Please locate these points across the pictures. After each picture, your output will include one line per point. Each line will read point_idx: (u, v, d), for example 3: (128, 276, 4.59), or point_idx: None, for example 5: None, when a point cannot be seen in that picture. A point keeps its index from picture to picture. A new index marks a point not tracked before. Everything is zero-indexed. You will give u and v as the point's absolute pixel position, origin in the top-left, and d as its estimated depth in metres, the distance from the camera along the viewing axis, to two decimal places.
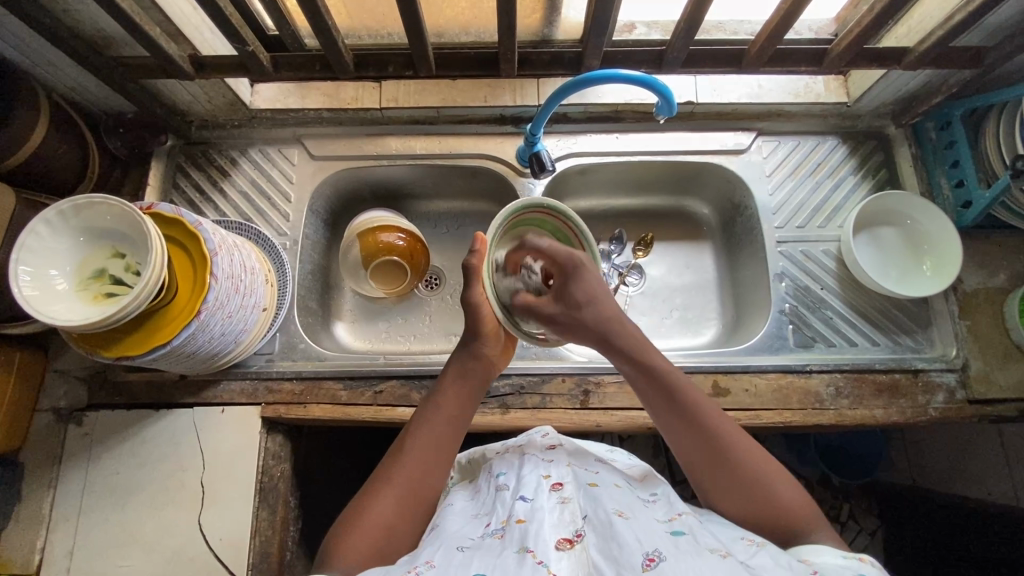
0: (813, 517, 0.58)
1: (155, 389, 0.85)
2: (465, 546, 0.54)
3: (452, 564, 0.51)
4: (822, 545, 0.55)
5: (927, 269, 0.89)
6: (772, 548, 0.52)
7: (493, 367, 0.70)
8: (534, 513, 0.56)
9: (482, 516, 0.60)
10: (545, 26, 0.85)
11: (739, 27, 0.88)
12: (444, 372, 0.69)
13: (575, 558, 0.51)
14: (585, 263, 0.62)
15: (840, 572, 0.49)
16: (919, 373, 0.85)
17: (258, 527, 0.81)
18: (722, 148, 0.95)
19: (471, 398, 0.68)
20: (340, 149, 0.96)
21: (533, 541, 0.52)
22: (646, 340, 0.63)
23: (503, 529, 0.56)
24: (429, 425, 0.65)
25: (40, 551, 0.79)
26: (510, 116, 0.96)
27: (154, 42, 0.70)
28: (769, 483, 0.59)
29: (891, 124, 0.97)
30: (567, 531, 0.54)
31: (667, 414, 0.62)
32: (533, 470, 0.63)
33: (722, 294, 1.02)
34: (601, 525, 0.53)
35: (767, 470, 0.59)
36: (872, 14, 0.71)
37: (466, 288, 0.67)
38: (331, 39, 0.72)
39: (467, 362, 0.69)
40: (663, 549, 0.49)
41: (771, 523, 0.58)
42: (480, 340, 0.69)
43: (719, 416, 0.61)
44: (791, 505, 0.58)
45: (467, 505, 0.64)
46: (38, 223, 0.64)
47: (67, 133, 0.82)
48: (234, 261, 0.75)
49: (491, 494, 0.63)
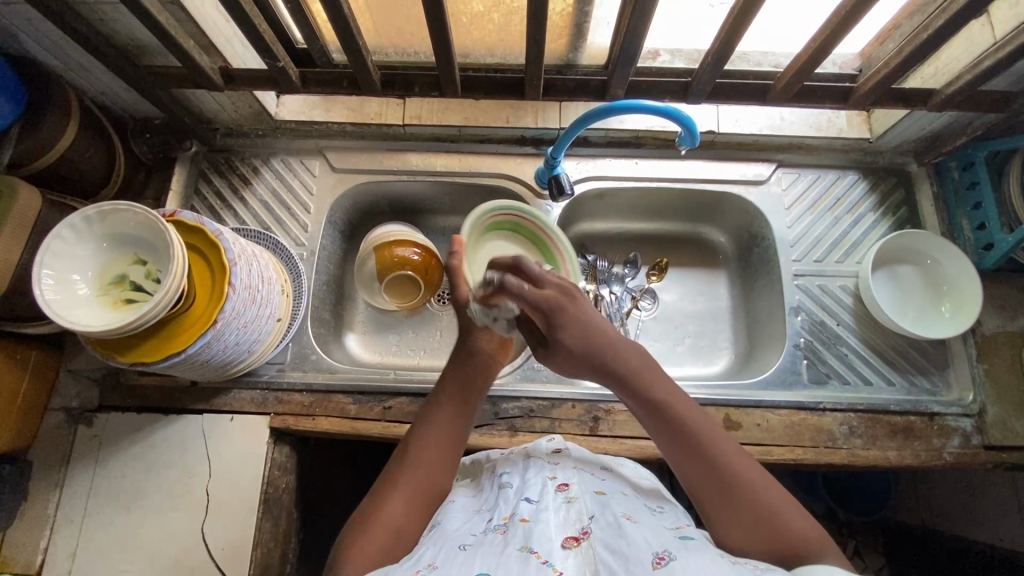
0: (823, 543, 0.53)
1: (167, 394, 0.85)
2: (468, 544, 0.52)
3: (454, 563, 0.48)
4: (831, 566, 0.50)
5: (944, 309, 0.88)
6: (775, 572, 0.48)
7: (493, 366, 0.73)
8: (538, 513, 0.54)
9: (483, 512, 0.59)
10: (571, 51, 0.85)
11: (764, 58, 0.89)
12: (443, 377, 0.70)
13: (582, 555, 0.49)
14: (563, 305, 0.65)
15: None
16: (934, 417, 0.84)
17: (260, 539, 0.80)
18: (742, 178, 0.95)
19: (476, 393, 0.69)
20: (362, 162, 0.97)
21: (537, 540, 0.50)
22: (644, 361, 0.64)
23: (505, 525, 0.54)
24: (434, 424, 0.65)
25: (43, 551, 0.80)
26: (530, 137, 0.97)
27: (187, 54, 0.71)
28: (776, 509, 0.55)
29: (913, 162, 0.96)
30: (574, 529, 0.52)
31: (666, 441, 0.60)
32: (538, 473, 0.62)
33: (735, 324, 1.01)
34: (609, 526, 0.52)
35: (772, 495, 0.56)
36: (902, 56, 0.71)
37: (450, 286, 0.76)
38: (360, 58, 0.73)
39: (466, 361, 0.71)
40: (673, 549, 0.49)
41: (782, 548, 0.53)
42: (477, 340, 0.73)
43: (724, 441, 0.59)
44: (800, 530, 0.54)
45: (468, 502, 0.62)
46: (63, 227, 0.65)
47: (95, 136, 0.83)
48: (252, 271, 0.75)
49: (495, 493, 0.61)
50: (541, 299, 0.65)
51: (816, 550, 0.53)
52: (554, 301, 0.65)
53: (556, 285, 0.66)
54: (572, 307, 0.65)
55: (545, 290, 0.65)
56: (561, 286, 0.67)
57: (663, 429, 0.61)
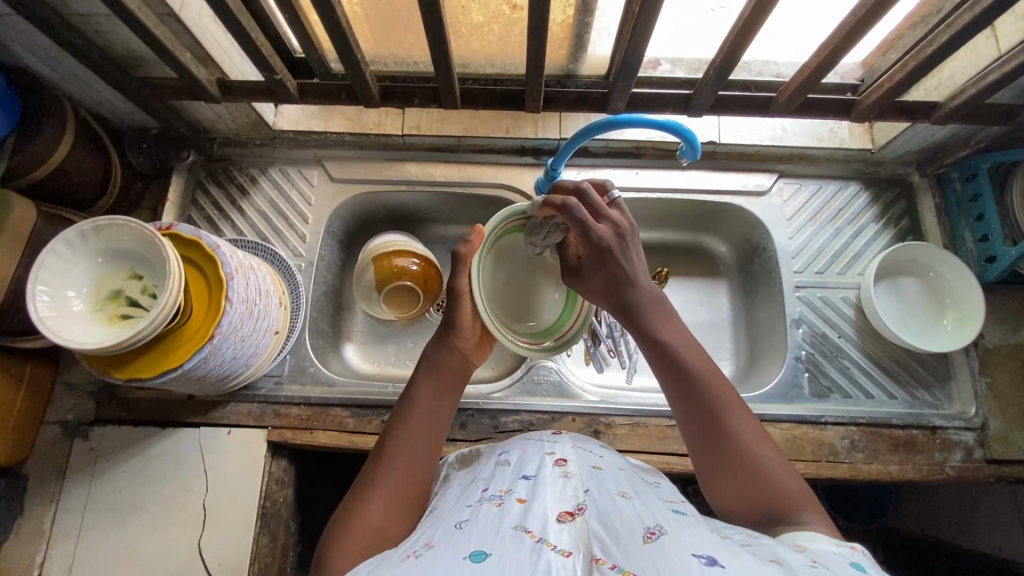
0: (809, 504, 0.53)
1: (164, 407, 0.85)
2: (464, 522, 0.50)
3: (449, 540, 0.47)
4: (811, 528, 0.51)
5: (947, 322, 0.88)
6: (766, 540, 0.48)
7: (467, 359, 0.69)
8: (535, 490, 0.52)
9: (479, 486, 0.58)
10: (571, 61, 0.85)
11: (766, 68, 0.88)
12: (416, 372, 0.67)
13: (576, 530, 0.47)
14: (612, 248, 0.61)
15: (833, 560, 0.45)
16: (936, 430, 0.83)
17: (258, 553, 0.80)
18: (743, 188, 0.95)
19: (450, 388, 0.66)
20: (361, 172, 0.96)
21: (532, 518, 0.48)
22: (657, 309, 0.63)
23: (501, 499, 0.53)
24: (408, 421, 0.63)
25: (39, 566, 0.79)
26: (530, 147, 0.96)
27: (184, 66, 0.70)
28: (763, 463, 0.55)
29: (915, 173, 0.95)
30: (569, 505, 0.50)
31: (673, 386, 0.60)
32: (537, 449, 0.61)
33: (736, 334, 1.01)
34: (604, 502, 0.50)
35: (764, 453, 0.56)
36: (906, 70, 0.71)
37: (451, 277, 0.66)
38: (359, 70, 0.72)
39: (437, 355, 0.68)
40: (666, 524, 0.47)
41: (765, 501, 0.54)
42: (447, 333, 0.67)
43: (727, 397, 0.59)
44: (785, 487, 0.54)
45: (463, 479, 0.61)
46: (58, 242, 0.64)
47: (90, 147, 0.82)
48: (249, 284, 0.75)
49: (491, 469, 0.60)
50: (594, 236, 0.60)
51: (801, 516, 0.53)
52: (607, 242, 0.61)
53: (609, 227, 0.62)
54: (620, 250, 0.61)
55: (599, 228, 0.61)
56: (614, 231, 0.62)
57: (667, 375, 0.61)
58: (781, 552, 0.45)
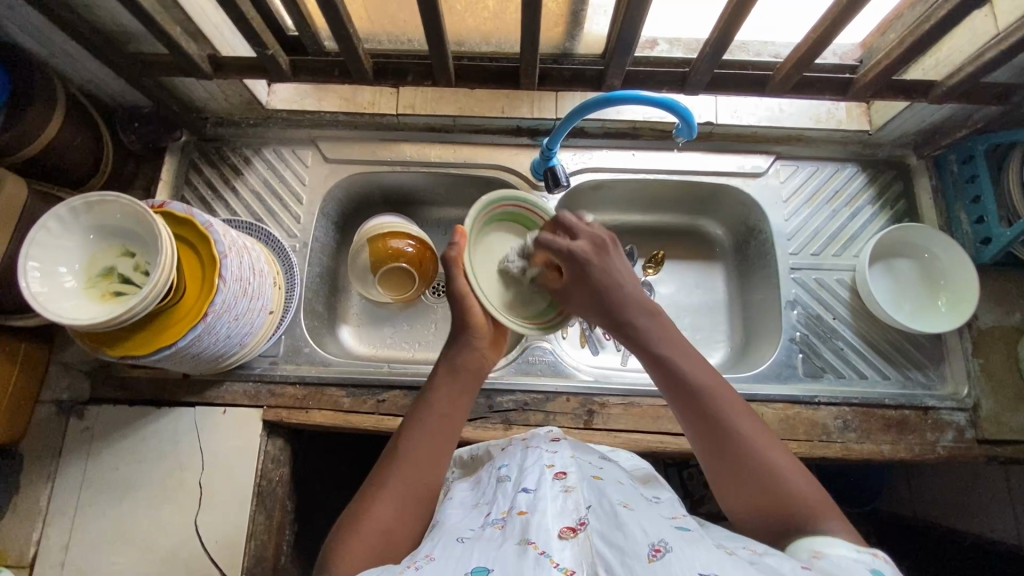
0: (823, 506, 0.54)
1: (159, 386, 0.85)
2: (465, 538, 0.52)
3: (451, 556, 0.49)
4: (831, 535, 0.51)
5: (941, 303, 0.88)
6: (775, 553, 0.48)
7: (485, 360, 0.67)
8: (536, 502, 0.53)
9: (482, 506, 0.58)
10: (568, 40, 0.84)
11: (763, 48, 0.87)
12: (434, 371, 0.66)
13: (579, 547, 0.48)
14: (593, 258, 0.65)
15: (851, 566, 0.46)
16: (929, 411, 0.83)
17: (254, 531, 0.80)
18: (739, 170, 0.94)
19: (466, 391, 0.65)
20: (355, 153, 0.96)
21: (535, 531, 0.49)
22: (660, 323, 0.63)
23: (504, 519, 0.53)
24: (422, 424, 0.62)
25: (36, 543, 0.79)
26: (526, 128, 0.96)
27: (174, 41, 0.69)
28: (777, 472, 0.56)
29: (912, 155, 0.95)
30: (571, 519, 0.51)
31: (676, 401, 0.60)
32: (537, 461, 0.61)
33: (731, 316, 1.01)
34: (606, 514, 0.51)
35: (778, 457, 0.56)
36: (904, 46, 0.70)
37: (449, 280, 0.67)
38: (352, 46, 0.71)
39: (458, 353, 0.66)
40: (669, 540, 0.47)
41: (782, 510, 0.54)
42: (468, 331, 0.66)
43: (733, 402, 0.59)
44: (800, 492, 0.55)
45: (468, 497, 0.62)
46: (49, 219, 0.64)
47: (82, 126, 0.81)
48: (243, 263, 0.74)
49: (494, 485, 0.61)
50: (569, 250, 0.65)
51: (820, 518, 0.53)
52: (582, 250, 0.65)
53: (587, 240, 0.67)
54: (603, 261, 0.65)
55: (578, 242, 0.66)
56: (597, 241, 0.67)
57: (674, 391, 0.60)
58: (785, 565, 0.46)
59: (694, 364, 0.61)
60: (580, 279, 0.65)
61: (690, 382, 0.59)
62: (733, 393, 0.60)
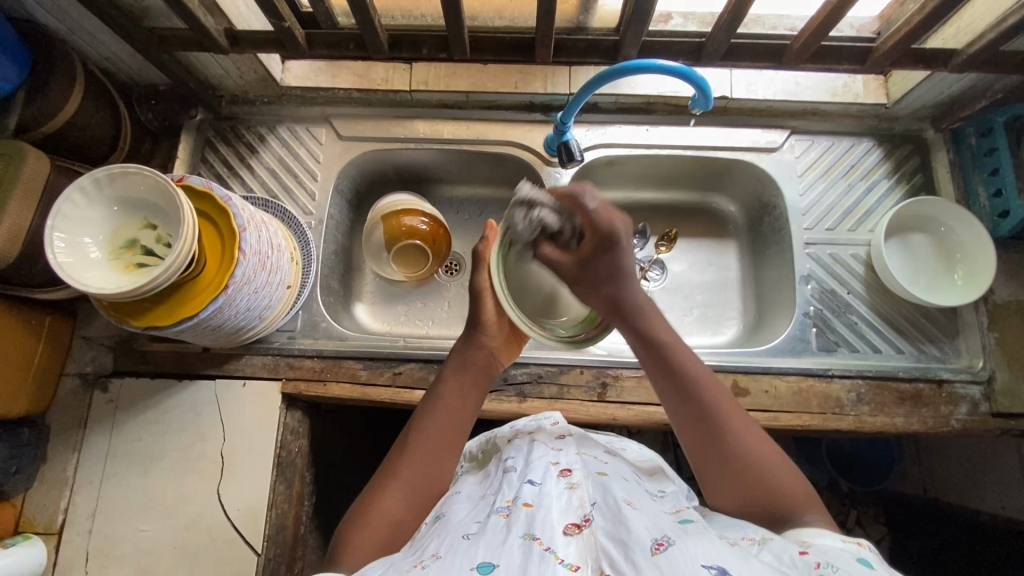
0: (810, 503, 0.56)
1: (180, 360, 0.87)
2: (471, 533, 0.52)
3: (458, 553, 0.49)
4: (817, 527, 0.53)
5: (957, 278, 0.88)
6: (773, 544, 0.50)
7: (494, 360, 0.71)
8: (542, 498, 0.54)
9: (488, 497, 0.60)
10: (582, 13, 0.83)
11: (779, 21, 0.86)
12: (446, 364, 0.70)
13: (584, 543, 0.49)
14: (621, 238, 0.63)
15: (840, 556, 0.47)
16: (942, 384, 0.84)
17: (275, 500, 0.82)
18: (754, 145, 0.94)
19: (475, 387, 0.69)
20: (368, 130, 0.96)
21: (539, 527, 0.50)
22: (656, 314, 0.65)
23: (509, 508, 0.55)
24: (432, 419, 0.65)
25: (64, 511, 0.82)
26: (540, 104, 0.95)
27: (192, 13, 0.70)
28: (762, 465, 0.58)
29: (930, 128, 0.94)
30: (575, 516, 0.52)
31: (666, 385, 0.63)
32: (542, 455, 0.63)
33: (743, 293, 1.01)
34: (610, 511, 0.52)
35: (765, 457, 0.59)
36: (925, 12, 0.69)
37: (474, 274, 0.72)
38: (368, 18, 0.71)
39: (470, 352, 0.70)
40: (671, 535, 0.49)
41: (763, 501, 0.57)
42: (481, 330, 0.70)
43: (722, 396, 0.62)
44: (784, 487, 0.57)
45: (474, 489, 0.64)
46: (74, 191, 0.65)
47: (100, 102, 0.82)
48: (262, 237, 0.75)
49: (500, 476, 0.62)
50: (606, 220, 0.63)
51: (794, 509, 0.56)
52: (617, 232, 0.63)
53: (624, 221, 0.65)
54: (626, 242, 0.64)
55: (610, 217, 0.63)
56: (628, 224, 0.65)
57: (666, 378, 0.63)
58: (787, 558, 0.48)
59: (690, 359, 0.64)
60: (595, 255, 0.64)
61: (685, 375, 0.63)
62: (725, 390, 0.63)
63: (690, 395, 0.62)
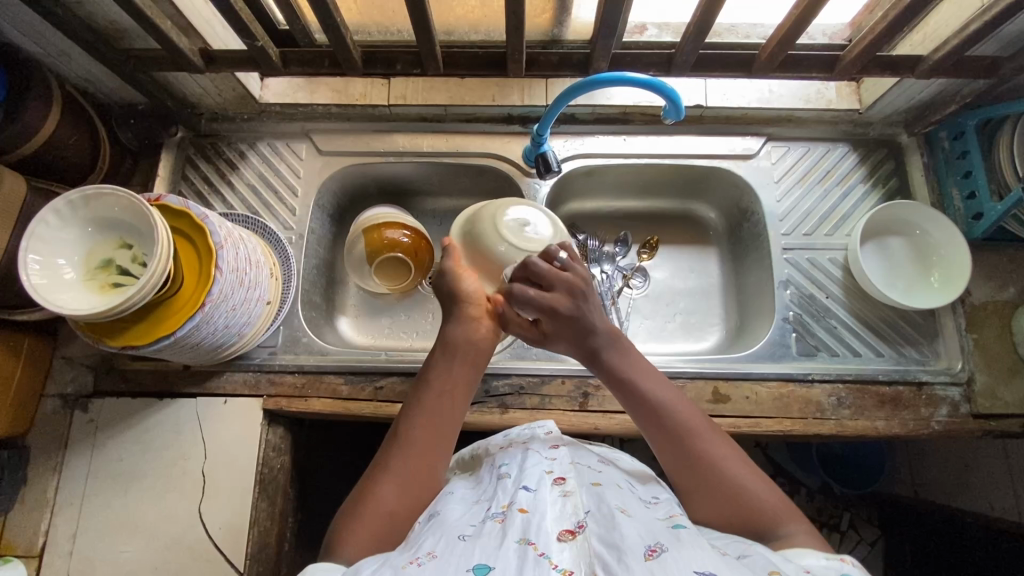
0: (789, 513, 0.58)
1: (160, 377, 0.86)
2: (467, 535, 0.52)
3: (455, 553, 0.49)
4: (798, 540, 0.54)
5: (933, 280, 0.89)
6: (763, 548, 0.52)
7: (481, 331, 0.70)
8: (537, 503, 0.54)
9: (483, 502, 0.59)
10: (556, 26, 0.84)
11: (752, 30, 0.87)
12: (433, 350, 0.70)
13: (577, 549, 0.49)
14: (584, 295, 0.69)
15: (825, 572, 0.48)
16: (923, 386, 0.84)
17: (257, 518, 0.81)
18: (731, 152, 0.95)
19: (468, 363, 0.68)
20: (348, 145, 0.97)
21: (535, 532, 0.50)
22: (624, 348, 0.68)
23: (504, 514, 0.54)
24: (425, 407, 0.64)
25: (44, 533, 0.81)
26: (518, 115, 0.97)
27: (165, 35, 0.70)
28: (746, 483, 0.59)
29: (904, 133, 0.95)
30: (569, 522, 0.52)
31: (647, 422, 0.64)
32: (536, 463, 0.62)
33: (726, 299, 1.02)
34: (604, 518, 0.52)
35: (746, 475, 0.60)
36: (888, 21, 0.70)
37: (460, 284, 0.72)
38: (340, 36, 0.72)
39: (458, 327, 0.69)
40: (665, 542, 0.49)
41: (753, 520, 0.57)
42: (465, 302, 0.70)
43: (695, 419, 0.63)
44: (768, 502, 0.58)
45: (468, 492, 0.62)
46: (47, 213, 0.65)
47: (79, 123, 0.83)
48: (239, 254, 0.75)
49: (494, 483, 0.61)
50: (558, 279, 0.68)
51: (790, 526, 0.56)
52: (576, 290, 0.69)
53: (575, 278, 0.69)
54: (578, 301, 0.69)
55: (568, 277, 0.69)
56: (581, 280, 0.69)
57: (646, 415, 0.64)
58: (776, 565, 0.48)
59: (660, 388, 0.66)
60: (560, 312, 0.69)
61: (657, 402, 0.64)
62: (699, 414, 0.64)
63: (662, 420, 0.63)
